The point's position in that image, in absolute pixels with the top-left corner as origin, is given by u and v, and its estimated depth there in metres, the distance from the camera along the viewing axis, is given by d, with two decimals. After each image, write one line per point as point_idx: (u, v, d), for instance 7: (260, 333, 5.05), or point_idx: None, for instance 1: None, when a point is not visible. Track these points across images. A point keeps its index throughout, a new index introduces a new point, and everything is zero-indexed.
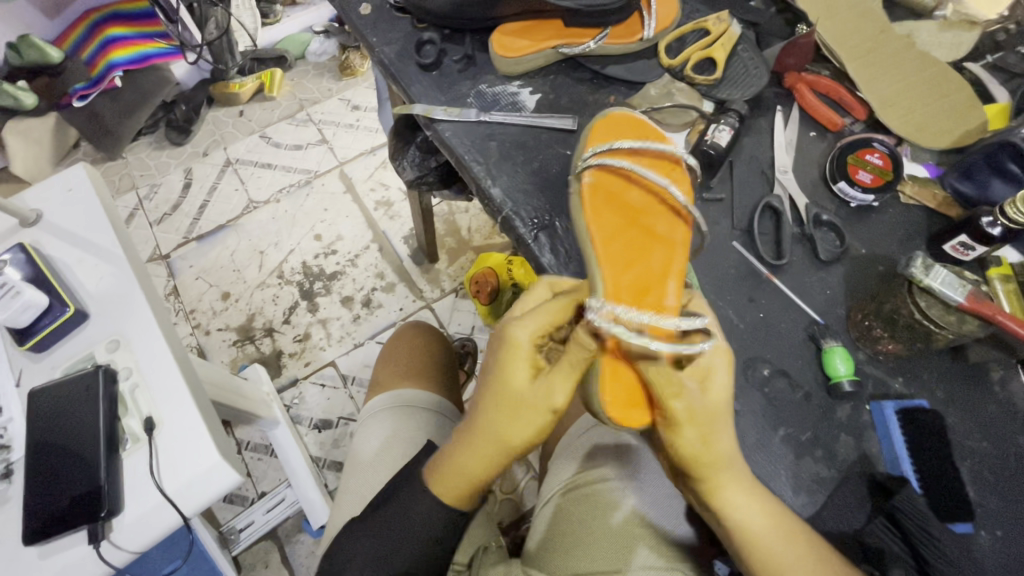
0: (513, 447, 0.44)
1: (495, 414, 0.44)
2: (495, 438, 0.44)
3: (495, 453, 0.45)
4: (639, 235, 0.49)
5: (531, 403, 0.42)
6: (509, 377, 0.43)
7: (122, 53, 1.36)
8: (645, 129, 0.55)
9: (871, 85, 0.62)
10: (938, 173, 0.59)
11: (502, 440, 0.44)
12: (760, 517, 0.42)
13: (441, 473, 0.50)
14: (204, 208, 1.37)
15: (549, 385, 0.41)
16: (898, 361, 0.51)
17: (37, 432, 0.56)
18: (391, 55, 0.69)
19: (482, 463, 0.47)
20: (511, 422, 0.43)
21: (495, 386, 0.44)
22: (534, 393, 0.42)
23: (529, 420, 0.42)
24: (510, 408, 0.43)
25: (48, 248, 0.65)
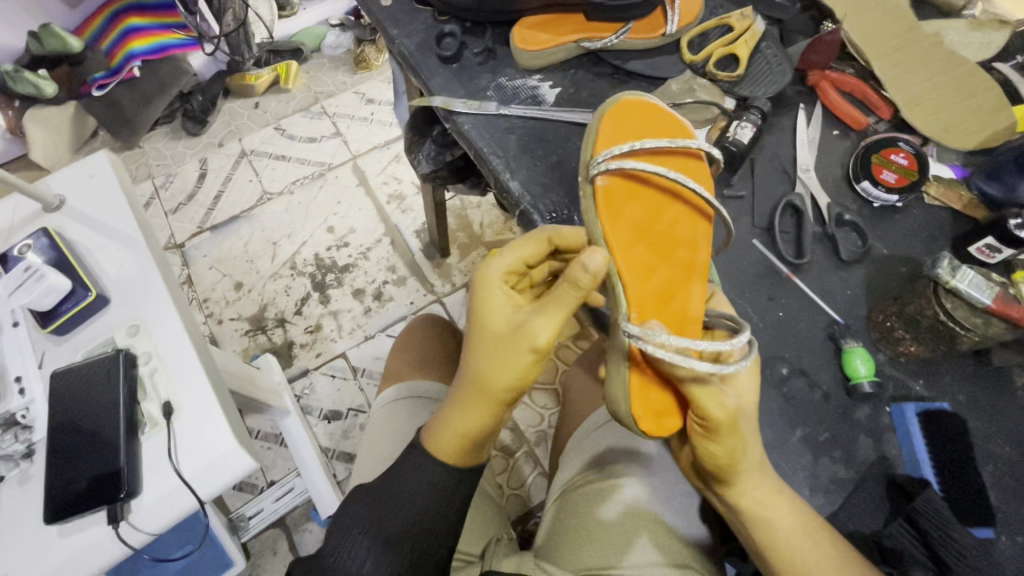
0: (502, 386, 0.45)
1: (480, 353, 0.46)
2: (481, 378, 0.46)
3: (484, 396, 0.46)
4: (660, 237, 0.50)
5: (512, 337, 0.44)
6: (488, 316, 0.46)
7: (141, 43, 1.38)
8: (660, 119, 0.53)
9: (898, 84, 0.61)
10: (963, 174, 0.58)
11: (489, 378, 0.45)
12: (784, 515, 0.44)
13: (435, 436, 0.50)
14: (219, 198, 1.38)
15: (528, 320, 0.44)
16: (920, 363, 0.50)
17: (59, 413, 0.57)
18: (411, 47, 0.69)
19: (472, 412, 0.47)
20: (496, 360, 0.45)
21: (475, 327, 0.47)
22: (516, 327, 0.45)
23: (512, 354, 0.44)
24: (491, 344, 0.45)
25: (70, 232, 0.66)
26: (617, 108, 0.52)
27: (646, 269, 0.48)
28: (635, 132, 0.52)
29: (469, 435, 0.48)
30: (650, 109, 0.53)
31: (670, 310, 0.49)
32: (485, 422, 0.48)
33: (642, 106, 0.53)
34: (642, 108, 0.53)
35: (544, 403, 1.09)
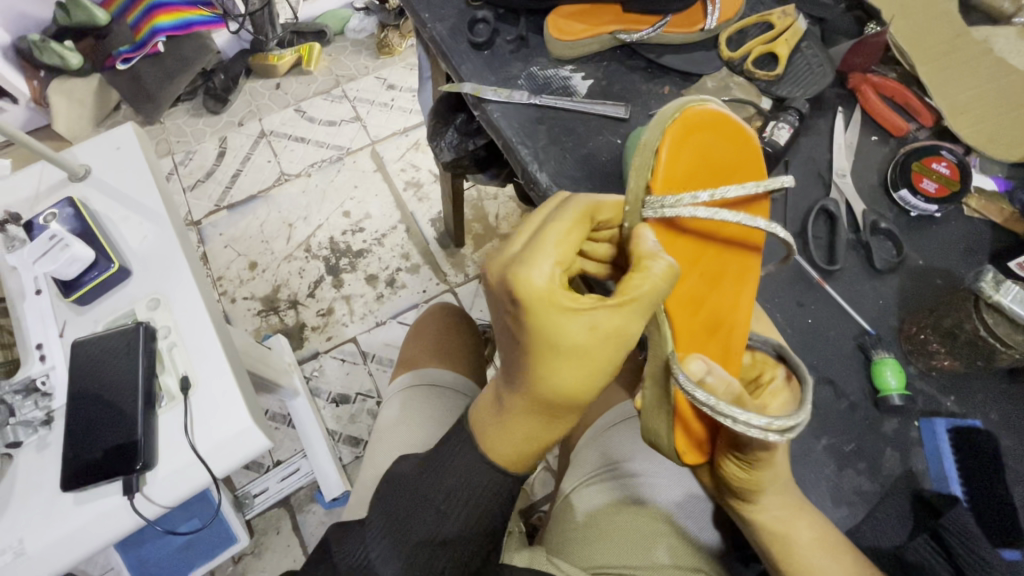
0: (592, 398, 0.40)
1: (566, 378, 0.37)
2: (564, 399, 0.38)
3: (565, 412, 0.40)
4: (714, 265, 0.43)
5: (604, 350, 0.37)
6: (560, 331, 0.36)
7: (168, 18, 1.36)
8: (729, 130, 0.42)
9: (944, 91, 0.59)
10: (1006, 187, 0.57)
11: (577, 397, 0.39)
12: (803, 529, 0.45)
13: (493, 451, 0.45)
14: (237, 176, 1.39)
15: (621, 323, 0.36)
16: (952, 378, 0.49)
17: (79, 382, 0.58)
18: (442, 32, 0.68)
19: (547, 428, 0.41)
20: (587, 378, 0.37)
21: (541, 347, 0.37)
22: (607, 339, 0.36)
23: (607, 362, 0.37)
24: (575, 359, 0.37)
25: (95, 204, 0.66)
26: (681, 118, 0.39)
27: (697, 305, 0.42)
28: (698, 152, 0.40)
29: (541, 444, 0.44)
30: (720, 118, 0.41)
31: (719, 341, 0.45)
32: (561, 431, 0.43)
33: (709, 116, 0.41)
34: (709, 116, 0.41)
35: None
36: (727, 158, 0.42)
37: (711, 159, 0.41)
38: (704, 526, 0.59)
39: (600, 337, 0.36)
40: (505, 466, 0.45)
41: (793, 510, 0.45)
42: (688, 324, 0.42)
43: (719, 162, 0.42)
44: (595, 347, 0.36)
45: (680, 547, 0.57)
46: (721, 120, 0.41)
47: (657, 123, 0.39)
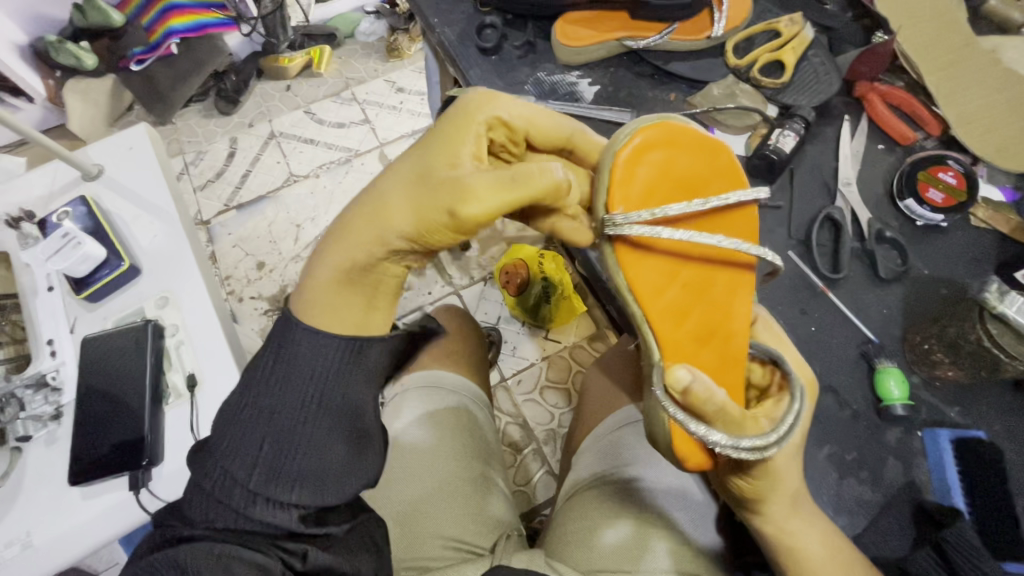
0: (394, 227, 0.40)
1: (413, 190, 0.40)
2: (391, 212, 0.40)
3: (376, 231, 0.40)
4: (698, 275, 0.44)
5: (441, 178, 0.39)
6: (447, 144, 0.41)
7: (180, 20, 1.38)
8: (690, 146, 0.43)
9: (951, 101, 0.59)
10: (1014, 198, 0.57)
11: (391, 213, 0.40)
12: (814, 543, 0.44)
13: (313, 279, 0.42)
14: (246, 177, 1.40)
15: (471, 179, 0.38)
16: (956, 389, 0.49)
17: (89, 378, 0.59)
18: (451, 36, 0.68)
19: (369, 250, 0.41)
20: (423, 205, 0.40)
21: (418, 150, 0.42)
22: (456, 178, 0.39)
23: (436, 199, 0.39)
24: (423, 180, 0.40)
25: (107, 203, 0.67)
26: (634, 141, 0.40)
27: (682, 315, 0.43)
28: (655, 172, 0.41)
29: (341, 274, 0.41)
30: (675, 136, 0.42)
31: (715, 348, 0.45)
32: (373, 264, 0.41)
33: (662, 136, 0.41)
34: (662, 134, 0.41)
35: (555, 403, 1.08)
36: (696, 174, 0.43)
37: (675, 177, 0.42)
38: (704, 532, 0.59)
39: (451, 171, 0.39)
40: (323, 310, 0.41)
41: (797, 523, 0.44)
42: (678, 333, 0.43)
43: (688, 178, 0.43)
44: (446, 177, 0.39)
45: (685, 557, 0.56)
46: (678, 135, 0.42)
47: (611, 147, 0.41)
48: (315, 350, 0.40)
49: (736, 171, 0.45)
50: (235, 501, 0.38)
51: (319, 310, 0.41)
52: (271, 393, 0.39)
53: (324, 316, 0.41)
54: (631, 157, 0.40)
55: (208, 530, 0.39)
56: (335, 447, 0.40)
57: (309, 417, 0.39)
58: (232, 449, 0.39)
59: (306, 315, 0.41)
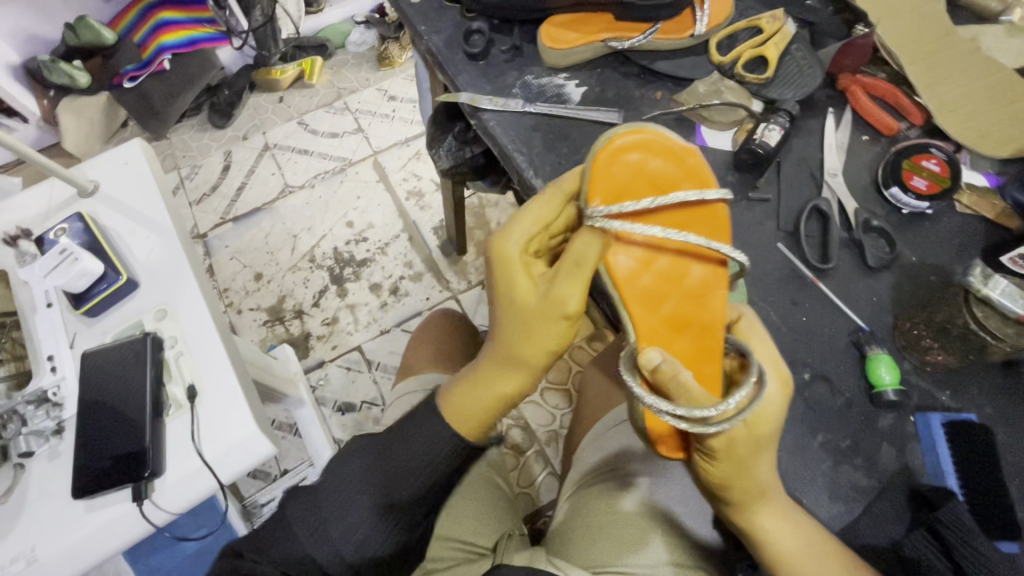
0: (541, 352, 0.47)
1: (509, 324, 0.47)
2: (503, 342, 0.48)
3: (515, 360, 0.48)
4: (672, 266, 0.47)
5: (541, 311, 0.46)
6: (510, 284, 0.47)
7: (172, 36, 1.38)
8: (640, 152, 0.45)
9: (932, 89, 0.60)
10: (999, 183, 0.57)
11: (524, 347, 0.47)
12: (795, 536, 0.44)
13: (453, 396, 0.51)
14: (242, 189, 1.41)
15: (558, 289, 0.45)
16: (947, 373, 0.50)
17: (89, 392, 0.59)
18: (439, 43, 0.69)
19: (507, 375, 0.49)
20: (538, 332, 0.46)
21: (500, 295, 0.48)
22: (540, 302, 0.46)
23: (547, 324, 0.46)
24: (525, 317, 0.46)
25: (103, 218, 0.68)
26: (609, 145, 0.44)
27: (655, 302, 0.47)
28: (609, 178, 0.44)
29: (501, 394, 0.49)
30: (623, 144, 0.44)
31: (691, 338, 0.48)
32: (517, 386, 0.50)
33: (609, 145, 0.44)
34: (611, 144, 0.44)
35: (556, 403, 1.09)
36: (673, 175, 0.45)
37: (633, 181, 0.45)
38: (703, 524, 0.59)
39: (541, 298, 0.46)
40: (461, 415, 0.50)
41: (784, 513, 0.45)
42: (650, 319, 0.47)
43: (648, 180, 0.45)
44: (533, 303, 0.46)
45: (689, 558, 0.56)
46: (629, 143, 0.44)
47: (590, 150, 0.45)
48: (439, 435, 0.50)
49: (702, 173, 0.46)
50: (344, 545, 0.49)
51: (464, 416, 0.50)
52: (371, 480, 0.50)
53: (463, 418, 0.50)
54: (604, 158, 0.44)
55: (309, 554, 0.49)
56: (429, 509, 0.52)
57: (425, 492, 0.51)
58: (334, 515, 0.50)
59: (459, 422, 0.50)
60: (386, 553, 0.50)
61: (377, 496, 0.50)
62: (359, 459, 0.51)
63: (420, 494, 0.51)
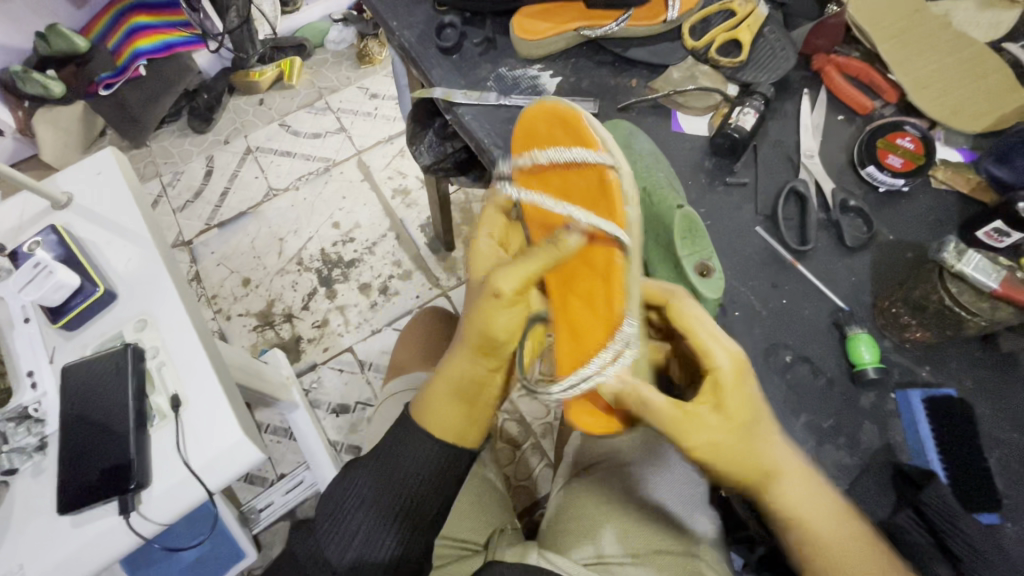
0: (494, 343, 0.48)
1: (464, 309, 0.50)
2: (460, 326, 0.50)
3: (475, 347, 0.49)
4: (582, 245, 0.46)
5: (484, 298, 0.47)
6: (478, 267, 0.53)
7: (148, 41, 1.36)
8: (543, 125, 0.48)
9: (904, 66, 0.60)
10: (972, 158, 0.58)
11: (485, 336, 0.47)
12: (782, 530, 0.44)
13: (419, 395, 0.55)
14: (225, 194, 1.39)
15: (500, 274, 0.45)
16: (926, 350, 0.50)
17: (71, 406, 0.58)
18: (411, 39, 0.68)
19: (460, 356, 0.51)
20: (485, 320, 0.47)
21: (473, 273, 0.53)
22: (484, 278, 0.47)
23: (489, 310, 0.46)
24: (472, 298, 0.51)
25: (78, 230, 0.67)
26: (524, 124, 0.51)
27: (574, 280, 0.48)
28: (526, 154, 0.51)
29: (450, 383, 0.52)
30: (532, 119, 0.49)
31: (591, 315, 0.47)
32: (471, 376, 0.51)
33: (523, 119, 0.50)
34: (528, 117, 0.50)
35: None
36: (566, 142, 0.46)
37: (540, 153, 0.49)
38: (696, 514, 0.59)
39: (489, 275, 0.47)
40: (425, 414, 0.53)
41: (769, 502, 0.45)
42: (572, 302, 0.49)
43: (552, 151, 0.47)
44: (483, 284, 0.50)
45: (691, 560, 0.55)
46: (535, 116, 0.49)
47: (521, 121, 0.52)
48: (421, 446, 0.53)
49: (587, 135, 0.43)
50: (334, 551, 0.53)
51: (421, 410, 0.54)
52: (370, 490, 0.53)
53: (428, 419, 0.53)
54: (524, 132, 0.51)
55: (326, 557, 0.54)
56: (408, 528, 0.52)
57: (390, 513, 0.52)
58: (332, 530, 0.53)
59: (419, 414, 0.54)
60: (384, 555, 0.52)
61: (377, 501, 0.53)
62: (350, 477, 0.55)
63: (394, 511, 0.52)
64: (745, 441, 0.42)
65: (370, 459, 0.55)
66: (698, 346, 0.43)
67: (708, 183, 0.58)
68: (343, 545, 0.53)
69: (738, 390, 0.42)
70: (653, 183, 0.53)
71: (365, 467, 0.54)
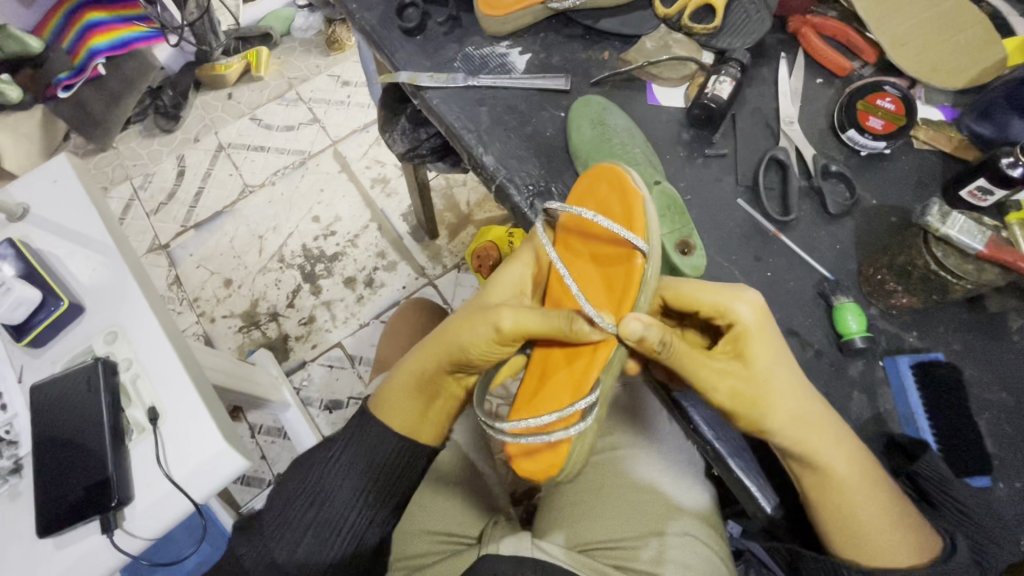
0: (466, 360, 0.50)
1: (455, 320, 0.51)
2: (443, 334, 0.52)
3: (448, 356, 0.51)
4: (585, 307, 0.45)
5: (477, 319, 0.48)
6: (488, 292, 0.50)
7: (103, 39, 1.29)
8: (604, 183, 0.45)
9: (882, 23, 0.59)
10: (954, 116, 0.57)
11: (458, 347, 0.50)
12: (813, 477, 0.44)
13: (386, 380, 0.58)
14: (200, 195, 1.35)
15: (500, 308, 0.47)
16: (912, 315, 0.50)
17: (43, 426, 0.57)
18: (373, 21, 0.65)
19: (432, 358, 0.53)
20: (468, 334, 0.48)
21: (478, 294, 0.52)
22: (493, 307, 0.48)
23: (474, 328, 0.48)
24: (470, 314, 0.50)
25: (37, 241, 0.63)
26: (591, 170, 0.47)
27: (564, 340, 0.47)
28: (578, 197, 0.47)
29: (417, 379, 0.54)
30: (598, 172, 0.46)
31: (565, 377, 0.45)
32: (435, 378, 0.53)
33: (592, 170, 0.47)
34: (594, 172, 0.46)
35: None
36: (616, 206, 0.44)
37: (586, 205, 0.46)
38: (685, 490, 0.60)
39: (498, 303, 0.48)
40: (388, 406, 0.56)
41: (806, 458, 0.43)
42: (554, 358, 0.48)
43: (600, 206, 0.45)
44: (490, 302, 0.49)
45: (682, 535, 0.56)
46: (600, 172, 0.45)
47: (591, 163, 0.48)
48: (387, 440, 0.55)
49: (637, 216, 0.41)
50: (288, 544, 0.54)
51: (383, 391, 0.57)
52: (339, 478, 0.55)
53: (390, 413, 0.56)
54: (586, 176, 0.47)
55: (278, 546, 0.54)
56: (367, 516, 0.55)
57: (354, 502, 0.55)
58: (291, 519, 0.54)
59: (382, 404, 0.56)
60: (341, 543, 0.54)
61: (344, 488, 0.55)
62: (318, 464, 0.56)
63: (361, 499, 0.55)
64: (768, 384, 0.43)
65: (343, 444, 0.57)
66: (716, 302, 0.44)
67: (687, 157, 0.56)
68: (301, 531, 0.54)
69: (752, 340, 0.43)
70: (629, 159, 0.53)
71: (338, 454, 0.56)
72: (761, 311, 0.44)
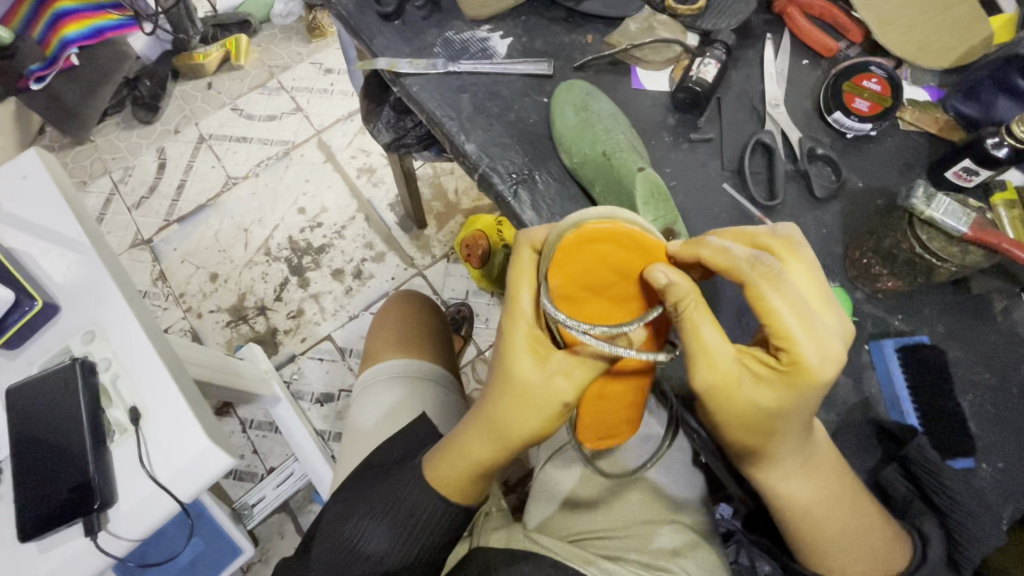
0: (527, 438, 0.44)
1: (498, 403, 0.43)
2: (492, 419, 0.45)
3: (507, 438, 0.45)
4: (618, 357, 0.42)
5: (534, 400, 0.41)
6: (515, 366, 0.41)
7: (74, 28, 1.23)
8: (609, 246, 0.36)
9: (869, 2, 0.58)
10: (939, 96, 0.57)
11: (516, 429, 0.44)
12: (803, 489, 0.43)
13: (431, 464, 0.52)
14: (182, 188, 1.32)
15: (555, 380, 0.40)
16: (898, 298, 0.50)
17: (21, 429, 0.55)
18: (349, 5, 0.63)
19: (483, 439, 0.46)
20: (529, 417, 0.42)
21: (505, 369, 0.42)
22: (542, 383, 0.41)
23: (539, 409, 0.42)
24: (518, 396, 0.42)
25: (8, 239, 0.61)
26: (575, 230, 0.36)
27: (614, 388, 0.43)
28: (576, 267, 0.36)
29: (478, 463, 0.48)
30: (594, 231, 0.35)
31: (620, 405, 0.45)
32: (496, 458, 0.47)
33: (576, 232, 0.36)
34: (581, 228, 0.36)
35: None
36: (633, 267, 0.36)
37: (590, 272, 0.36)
38: (682, 482, 0.60)
39: (540, 374, 0.41)
40: (449, 487, 0.51)
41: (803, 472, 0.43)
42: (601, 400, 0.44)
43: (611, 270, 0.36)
44: (533, 381, 0.41)
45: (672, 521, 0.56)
46: (600, 232, 0.36)
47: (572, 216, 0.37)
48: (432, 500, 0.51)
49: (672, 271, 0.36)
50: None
51: (444, 480, 0.51)
52: (377, 542, 0.51)
53: (453, 490, 0.51)
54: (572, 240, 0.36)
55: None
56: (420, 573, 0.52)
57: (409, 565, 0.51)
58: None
59: (444, 488, 0.51)
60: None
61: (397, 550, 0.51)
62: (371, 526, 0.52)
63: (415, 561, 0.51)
64: (780, 415, 0.39)
65: (388, 504, 0.53)
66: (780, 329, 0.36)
67: (671, 141, 0.55)
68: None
69: (731, 395, 0.38)
70: (613, 145, 0.52)
71: (374, 516, 0.53)
72: (836, 358, 0.36)
